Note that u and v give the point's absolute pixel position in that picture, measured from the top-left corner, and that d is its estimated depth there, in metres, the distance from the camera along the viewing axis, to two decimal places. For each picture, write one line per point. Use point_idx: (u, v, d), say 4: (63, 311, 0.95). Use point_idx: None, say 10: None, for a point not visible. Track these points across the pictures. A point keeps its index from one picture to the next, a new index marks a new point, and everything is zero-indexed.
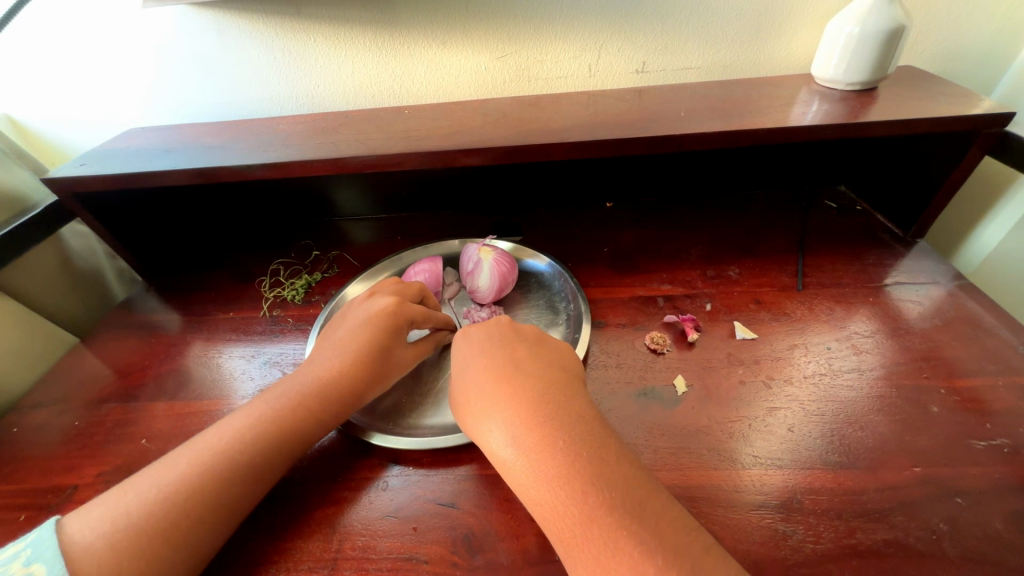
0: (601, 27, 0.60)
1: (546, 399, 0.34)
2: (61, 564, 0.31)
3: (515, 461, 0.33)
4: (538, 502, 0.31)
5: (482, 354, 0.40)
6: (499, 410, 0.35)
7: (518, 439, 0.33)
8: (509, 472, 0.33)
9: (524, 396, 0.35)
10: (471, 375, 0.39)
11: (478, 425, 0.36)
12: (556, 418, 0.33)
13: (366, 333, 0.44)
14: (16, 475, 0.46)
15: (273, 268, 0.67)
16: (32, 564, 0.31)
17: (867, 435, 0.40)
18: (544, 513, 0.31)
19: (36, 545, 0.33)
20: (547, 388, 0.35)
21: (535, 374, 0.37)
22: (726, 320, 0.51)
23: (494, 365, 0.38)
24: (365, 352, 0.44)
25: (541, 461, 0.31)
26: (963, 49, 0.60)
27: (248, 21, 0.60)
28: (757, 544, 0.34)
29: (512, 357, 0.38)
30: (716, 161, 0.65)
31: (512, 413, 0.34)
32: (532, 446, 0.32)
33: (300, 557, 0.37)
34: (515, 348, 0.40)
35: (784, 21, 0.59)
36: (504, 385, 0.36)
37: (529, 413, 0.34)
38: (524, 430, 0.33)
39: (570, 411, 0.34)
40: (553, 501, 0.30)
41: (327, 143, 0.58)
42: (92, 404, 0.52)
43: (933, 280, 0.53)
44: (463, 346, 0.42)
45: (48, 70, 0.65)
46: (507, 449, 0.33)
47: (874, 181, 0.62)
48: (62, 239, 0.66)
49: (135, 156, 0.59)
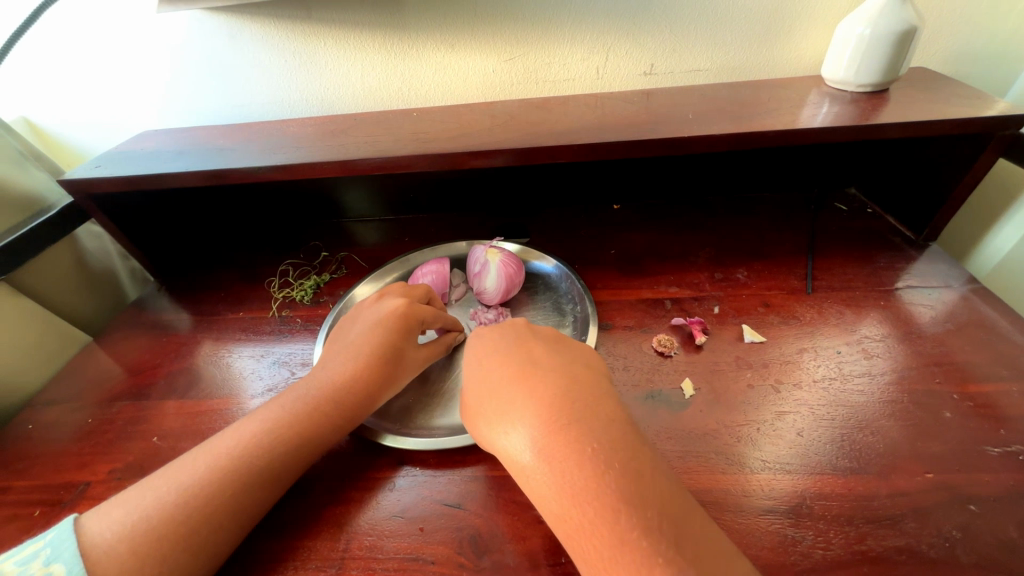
0: (609, 29, 0.60)
1: (568, 405, 0.34)
2: (80, 564, 0.32)
3: (535, 468, 0.32)
4: (560, 511, 0.31)
5: (502, 355, 0.39)
6: (520, 415, 0.34)
7: (539, 446, 0.33)
8: (528, 477, 0.33)
9: (545, 402, 0.34)
10: (489, 377, 0.38)
11: (497, 428, 0.36)
12: (581, 426, 0.32)
13: (377, 334, 0.45)
14: (29, 471, 0.46)
15: (281, 269, 0.68)
16: (52, 564, 0.32)
17: (879, 441, 0.40)
18: (565, 523, 0.31)
19: (54, 544, 0.34)
20: (570, 392, 0.35)
21: (557, 377, 0.36)
22: (734, 323, 0.51)
23: (514, 368, 0.37)
24: (378, 353, 0.44)
25: (564, 470, 0.31)
26: (977, 50, 0.59)
27: (259, 25, 0.61)
28: (765, 549, 0.34)
29: (533, 359, 0.38)
30: (724, 164, 0.65)
31: (534, 419, 0.34)
32: (555, 454, 0.32)
33: (308, 556, 0.37)
34: (534, 351, 0.39)
35: (794, 22, 0.59)
36: (525, 389, 0.36)
37: (552, 420, 0.33)
38: (546, 437, 0.33)
39: (594, 419, 0.33)
40: (576, 512, 0.30)
41: (336, 145, 0.58)
42: (104, 402, 0.53)
43: (945, 284, 0.52)
44: (481, 345, 0.41)
45: (64, 73, 0.66)
46: (527, 455, 0.33)
47: (885, 184, 0.61)
48: (77, 240, 0.68)
49: (148, 157, 0.60)
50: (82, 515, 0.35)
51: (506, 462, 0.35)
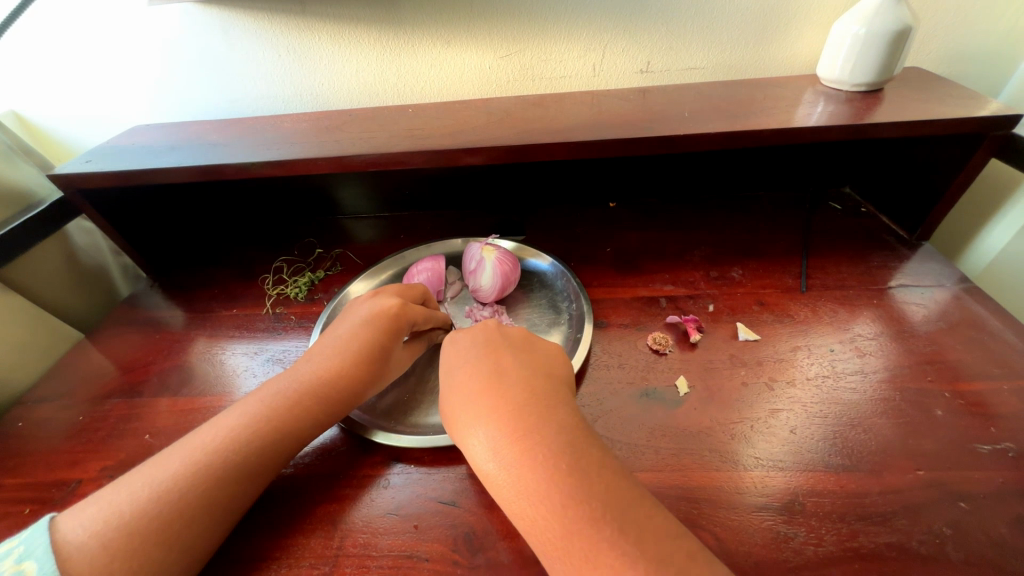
0: (606, 26, 0.60)
1: (527, 409, 0.34)
2: (52, 561, 0.32)
3: (497, 474, 0.32)
4: (521, 515, 0.31)
5: (467, 363, 0.40)
6: (482, 422, 0.35)
7: (499, 452, 0.33)
8: (492, 484, 0.33)
9: (506, 408, 0.35)
10: (458, 385, 0.38)
11: (462, 437, 0.36)
12: (538, 430, 0.33)
13: (365, 334, 0.45)
14: (19, 468, 0.46)
15: (276, 266, 0.67)
16: (24, 562, 0.32)
17: (871, 438, 0.40)
18: (527, 527, 0.31)
19: (29, 542, 0.33)
20: (530, 397, 0.35)
21: (519, 383, 0.36)
22: (729, 321, 0.51)
23: (479, 375, 0.38)
24: (365, 351, 0.44)
25: (523, 473, 0.31)
26: (970, 50, 0.59)
27: (253, 20, 0.60)
28: (757, 546, 0.34)
29: (497, 365, 0.38)
30: (720, 162, 0.65)
31: (495, 426, 0.34)
32: (514, 459, 0.32)
33: (302, 554, 0.37)
34: (499, 356, 0.39)
35: (790, 21, 0.59)
36: (487, 396, 0.36)
37: (511, 424, 0.33)
38: (506, 442, 0.33)
39: (551, 421, 0.33)
40: (535, 515, 0.30)
41: (330, 141, 0.58)
42: (95, 400, 0.52)
43: (938, 283, 0.53)
44: (450, 354, 0.42)
45: (54, 67, 0.65)
46: (489, 462, 0.33)
47: (879, 183, 0.62)
48: (67, 235, 0.67)
49: (140, 153, 0.59)
50: (61, 515, 0.34)
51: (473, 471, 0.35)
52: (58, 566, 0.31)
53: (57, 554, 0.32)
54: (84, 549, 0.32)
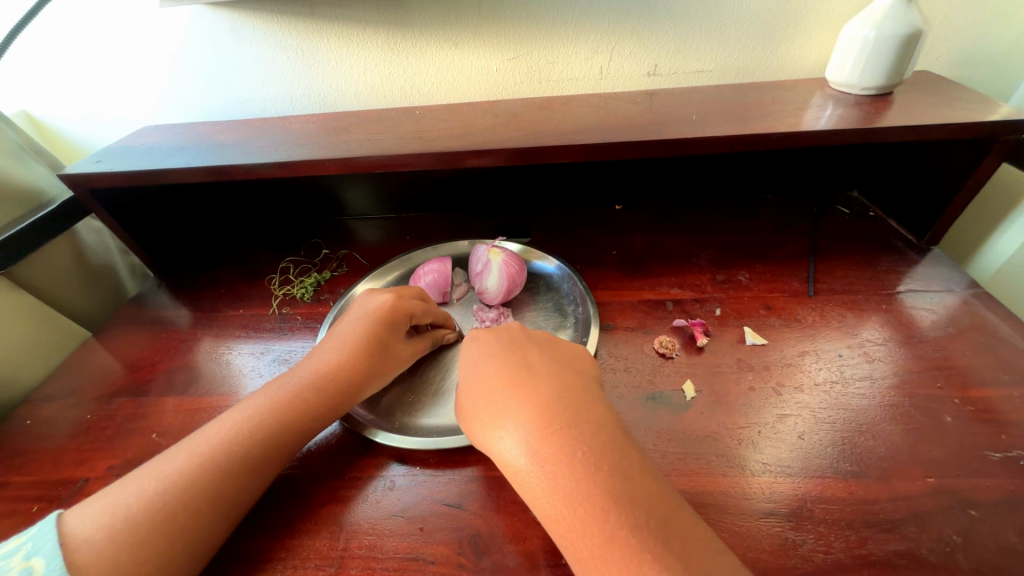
0: (614, 28, 0.60)
1: (559, 408, 0.34)
2: (59, 557, 0.32)
3: (530, 470, 0.32)
4: (552, 514, 0.31)
5: (496, 359, 0.39)
6: (514, 417, 0.34)
7: (531, 447, 0.33)
8: (523, 480, 0.33)
9: (537, 405, 0.34)
10: (486, 380, 0.38)
11: (489, 431, 0.36)
12: (574, 429, 0.33)
13: (363, 327, 0.45)
14: (27, 466, 0.46)
15: (283, 266, 0.68)
16: (32, 558, 0.32)
17: (879, 444, 0.40)
18: (557, 525, 0.31)
19: (37, 539, 0.33)
20: (553, 398, 0.35)
21: (547, 381, 0.36)
22: (736, 325, 0.51)
23: (508, 371, 0.38)
24: (362, 345, 0.44)
25: (558, 472, 0.31)
26: (981, 54, 0.59)
27: (263, 22, 0.61)
28: (765, 552, 0.34)
29: (528, 363, 0.38)
30: (727, 165, 0.65)
31: (528, 422, 0.34)
32: (548, 455, 0.32)
33: (307, 555, 0.37)
34: (528, 354, 0.39)
35: (799, 25, 0.59)
36: (520, 392, 0.36)
37: (545, 422, 0.33)
38: (540, 439, 0.33)
39: (586, 423, 0.33)
40: (568, 514, 0.30)
41: (338, 142, 0.58)
42: (102, 398, 0.53)
43: (947, 288, 0.52)
44: (474, 349, 0.41)
45: (64, 66, 0.66)
46: (520, 457, 0.33)
47: (887, 186, 0.61)
48: (76, 235, 0.67)
49: (149, 153, 0.60)
50: (68, 510, 0.34)
51: (497, 464, 0.35)
52: (66, 562, 0.31)
53: (64, 550, 0.32)
54: (92, 541, 0.32)
